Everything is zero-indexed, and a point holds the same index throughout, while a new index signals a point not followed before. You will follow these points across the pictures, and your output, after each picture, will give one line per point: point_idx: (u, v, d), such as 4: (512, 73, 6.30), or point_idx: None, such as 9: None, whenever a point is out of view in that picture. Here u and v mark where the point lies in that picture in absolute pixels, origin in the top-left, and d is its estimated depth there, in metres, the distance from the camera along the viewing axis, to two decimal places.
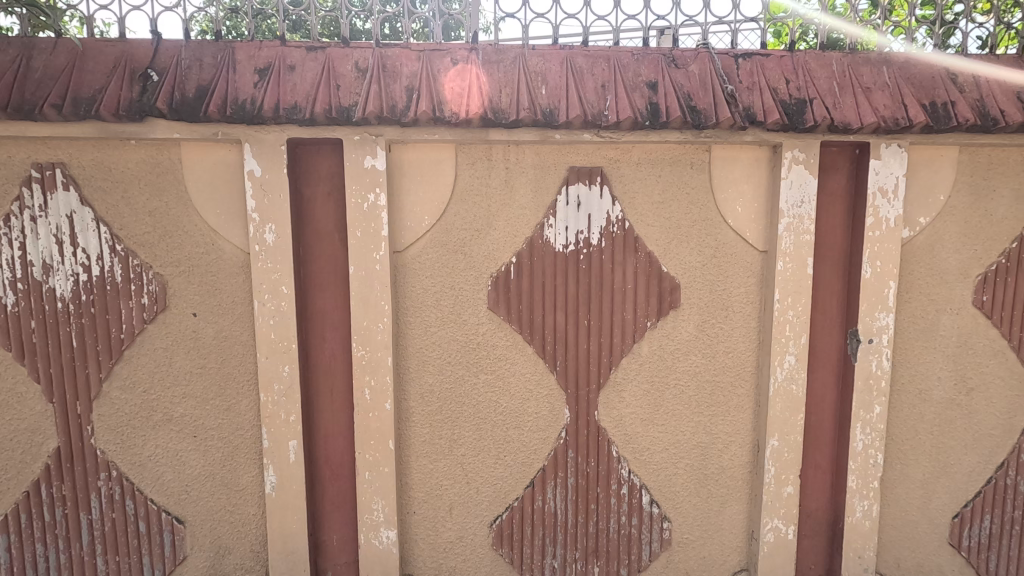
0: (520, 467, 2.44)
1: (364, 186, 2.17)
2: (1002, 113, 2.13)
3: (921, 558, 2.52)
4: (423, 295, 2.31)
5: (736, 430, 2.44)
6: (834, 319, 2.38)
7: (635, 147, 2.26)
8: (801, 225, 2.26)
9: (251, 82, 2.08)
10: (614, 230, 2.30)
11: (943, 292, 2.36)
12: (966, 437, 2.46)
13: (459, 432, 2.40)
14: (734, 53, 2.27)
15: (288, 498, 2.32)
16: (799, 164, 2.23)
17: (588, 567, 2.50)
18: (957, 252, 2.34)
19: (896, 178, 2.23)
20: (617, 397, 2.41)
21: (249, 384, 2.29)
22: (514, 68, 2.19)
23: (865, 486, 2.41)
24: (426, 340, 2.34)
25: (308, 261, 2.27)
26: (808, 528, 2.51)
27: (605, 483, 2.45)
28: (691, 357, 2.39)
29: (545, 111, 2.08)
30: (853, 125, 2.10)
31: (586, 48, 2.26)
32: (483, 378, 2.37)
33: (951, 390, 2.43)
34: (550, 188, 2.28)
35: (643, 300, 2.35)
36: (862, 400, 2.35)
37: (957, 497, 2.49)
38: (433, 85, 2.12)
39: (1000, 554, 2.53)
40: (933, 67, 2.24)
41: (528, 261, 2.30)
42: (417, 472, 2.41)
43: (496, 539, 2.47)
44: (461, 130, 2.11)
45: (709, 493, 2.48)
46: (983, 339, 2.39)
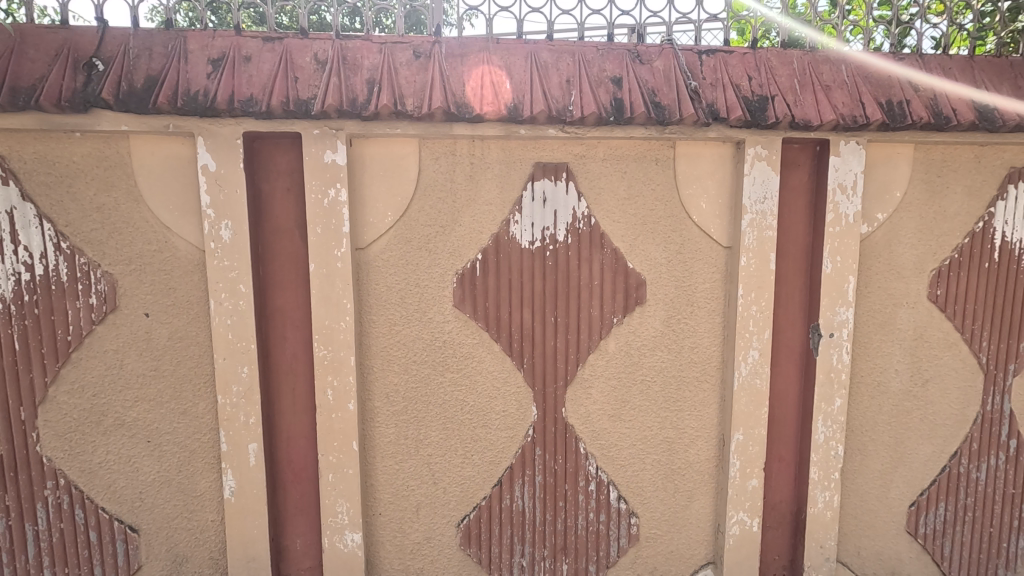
0: (488, 465, 2.41)
1: (324, 181, 2.11)
2: (955, 112, 2.19)
3: (880, 545, 2.58)
4: (387, 293, 2.27)
5: (702, 425, 2.46)
6: (797, 314, 2.41)
7: (601, 143, 2.25)
8: (764, 221, 2.29)
9: (203, 73, 2.00)
10: (580, 226, 2.29)
11: (900, 286, 2.42)
12: (922, 427, 2.53)
13: (425, 431, 2.36)
14: (698, 50, 2.28)
15: (249, 503, 2.25)
16: (762, 160, 2.25)
17: (556, 565, 2.50)
18: (913, 247, 2.40)
19: (854, 174, 2.27)
20: (584, 394, 2.40)
21: (206, 386, 2.22)
22: (478, 62, 2.16)
23: (827, 478, 2.46)
24: (391, 338, 2.30)
25: (267, 258, 2.20)
26: (773, 520, 2.54)
27: (573, 480, 2.45)
28: (657, 353, 2.40)
29: (509, 106, 2.05)
30: (814, 123, 2.12)
31: (551, 43, 2.24)
32: (449, 377, 2.34)
33: (908, 382, 2.49)
34: (515, 183, 2.25)
35: (610, 296, 2.35)
36: (823, 393, 2.40)
37: (914, 486, 2.56)
38: (395, 79, 2.08)
39: (955, 540, 2.61)
40: (890, 66, 2.29)
41: (494, 257, 2.28)
42: (382, 473, 2.37)
43: (463, 539, 2.44)
44: (424, 125, 2.07)
45: (676, 487, 2.50)
46: (938, 332, 2.46)
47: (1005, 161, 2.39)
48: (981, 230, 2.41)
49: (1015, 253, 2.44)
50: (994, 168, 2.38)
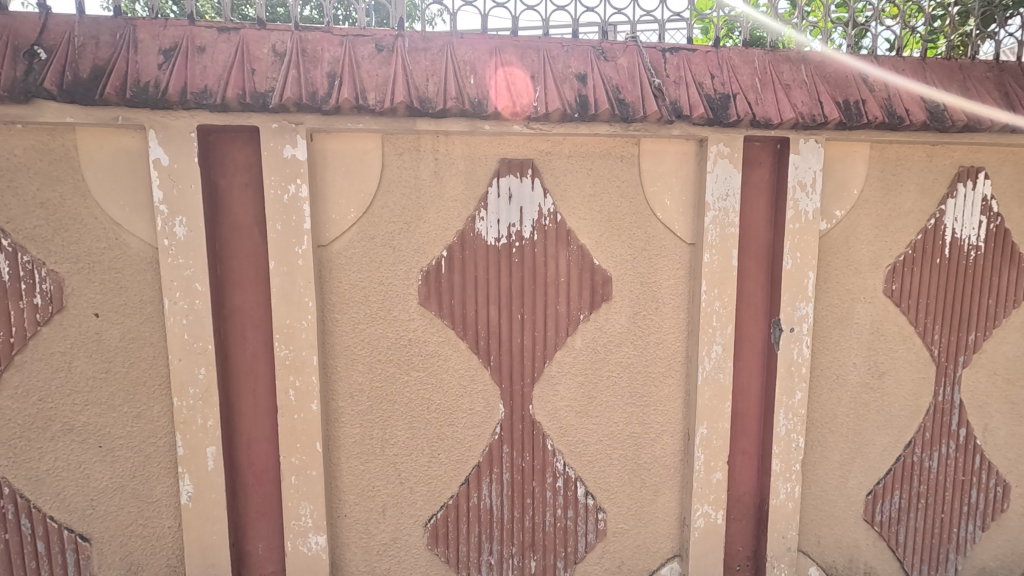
0: (455, 464, 2.39)
1: (284, 176, 2.06)
2: (908, 112, 2.25)
3: (840, 534, 2.66)
4: (351, 291, 2.22)
5: (667, 420, 2.48)
6: (759, 309, 2.45)
7: (566, 139, 2.25)
8: (726, 217, 2.32)
9: (154, 63, 1.92)
10: (546, 223, 2.29)
11: (857, 282, 2.48)
12: (879, 418, 2.60)
13: (391, 431, 2.33)
14: (662, 48, 2.30)
15: (207, 509, 2.19)
16: (724, 158, 2.28)
17: (524, 562, 2.49)
18: (869, 243, 2.46)
19: (813, 172, 2.32)
20: (551, 391, 2.40)
21: (161, 389, 2.14)
22: (442, 57, 2.13)
23: (788, 469, 2.51)
24: (355, 337, 2.26)
25: (225, 256, 2.14)
26: (737, 512, 2.59)
27: (540, 477, 2.45)
28: (623, 349, 2.41)
29: (472, 101, 2.03)
30: (774, 121, 2.16)
31: (515, 39, 2.23)
32: (415, 375, 2.31)
33: (865, 374, 2.56)
34: (480, 180, 2.24)
35: (576, 294, 2.35)
36: (784, 386, 2.44)
37: (870, 475, 2.64)
38: (356, 72, 2.03)
39: (909, 526, 2.70)
40: (847, 67, 2.34)
41: (460, 255, 2.26)
42: (347, 474, 2.33)
43: (431, 539, 2.42)
44: (386, 120, 2.03)
45: (642, 482, 2.52)
46: (893, 325, 2.54)
47: (955, 160, 2.47)
48: (933, 227, 2.49)
49: (965, 249, 2.53)
50: (945, 167, 2.47)
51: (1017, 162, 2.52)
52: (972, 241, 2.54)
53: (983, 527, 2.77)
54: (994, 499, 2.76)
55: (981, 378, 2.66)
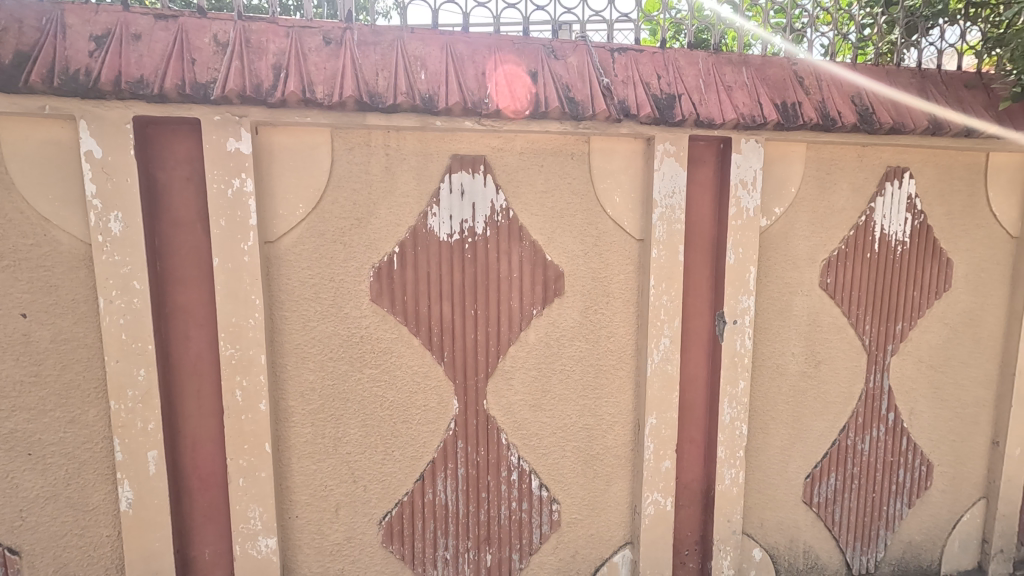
0: (410, 461, 2.39)
1: (227, 170, 2.00)
2: (841, 114, 2.37)
3: (781, 516, 2.79)
4: (300, 288, 2.18)
5: (619, 411, 2.55)
6: (705, 302, 2.54)
7: (518, 136, 2.27)
8: (673, 214, 2.39)
9: (85, 50, 1.82)
10: (498, 219, 2.31)
11: (795, 275, 2.61)
12: (816, 405, 2.74)
13: (344, 429, 2.31)
14: (610, 48, 2.34)
15: (149, 515, 2.11)
16: (670, 156, 2.35)
17: (480, 556, 2.51)
18: (807, 239, 2.59)
19: (754, 170, 2.42)
20: (505, 385, 2.43)
21: (97, 392, 2.05)
22: (393, 52, 2.11)
23: (733, 456, 2.62)
24: (305, 335, 2.22)
25: (165, 253, 2.06)
26: (685, 498, 2.68)
27: (495, 471, 2.47)
28: (575, 343, 2.46)
29: (423, 97, 2.03)
30: (716, 121, 2.24)
31: (466, 35, 2.23)
32: (368, 372, 2.29)
33: (803, 364, 2.70)
34: (433, 176, 2.23)
35: (529, 289, 2.38)
36: (728, 376, 2.55)
37: (809, 459, 2.78)
38: (303, 65, 1.99)
39: (844, 506, 2.86)
40: (785, 70, 2.46)
41: (412, 251, 2.25)
42: (298, 474, 2.29)
43: (385, 536, 2.41)
44: (335, 114, 2.00)
45: (595, 472, 2.58)
46: (828, 317, 2.68)
47: (883, 160, 2.63)
48: (864, 223, 2.64)
49: (892, 244, 2.70)
50: (875, 167, 2.62)
51: (938, 163, 2.71)
52: (899, 236, 2.70)
53: (909, 504, 2.97)
54: (919, 478, 2.96)
55: (908, 365, 2.84)
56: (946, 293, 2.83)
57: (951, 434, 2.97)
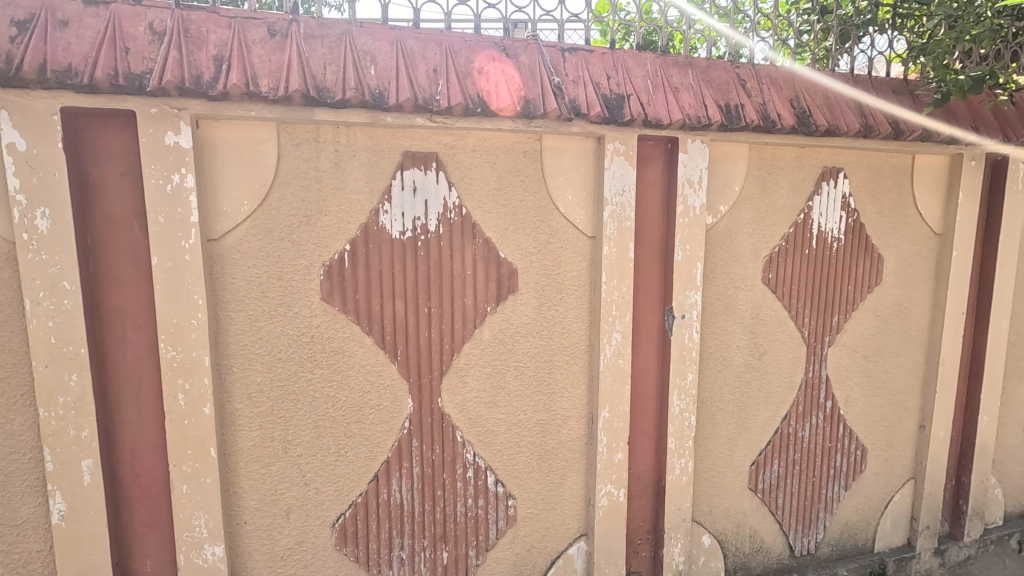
0: (364, 461, 2.36)
1: (166, 165, 1.92)
2: (780, 116, 2.47)
3: (728, 503, 2.90)
4: (246, 287, 2.12)
5: (573, 406, 2.59)
6: (655, 298, 2.61)
7: (470, 133, 2.28)
8: (623, 212, 2.45)
9: (5, 35, 1.71)
10: (451, 216, 2.30)
11: (739, 271, 2.71)
12: (760, 395, 2.87)
13: (294, 431, 2.26)
14: (561, 47, 2.37)
15: (84, 527, 2.01)
16: (620, 156, 2.40)
17: (436, 554, 2.51)
18: (750, 236, 2.70)
19: (699, 170, 2.50)
20: (460, 383, 2.43)
21: (24, 399, 1.93)
22: (341, 46, 2.07)
23: (682, 446, 2.70)
24: (252, 336, 2.15)
25: (99, 252, 1.96)
26: (638, 489, 2.75)
27: (451, 468, 2.47)
28: (530, 340, 2.49)
29: (373, 93, 2.00)
30: (663, 121, 2.30)
31: (417, 31, 2.21)
32: (319, 373, 2.25)
33: (747, 355, 2.81)
34: (384, 173, 2.21)
35: (483, 286, 2.38)
36: (677, 369, 2.63)
37: (754, 447, 2.90)
38: (246, 57, 1.93)
39: (786, 490, 3.00)
40: (728, 73, 2.54)
41: (364, 249, 2.22)
42: (246, 479, 2.23)
43: (339, 538, 2.37)
44: (281, 108, 1.95)
45: (550, 467, 2.61)
46: (770, 311, 2.80)
47: (820, 161, 2.76)
48: (803, 221, 2.77)
49: (828, 241, 2.84)
50: (812, 167, 2.75)
51: (869, 164, 2.87)
52: (835, 233, 2.85)
53: (846, 487, 3.14)
54: (855, 461, 3.14)
55: (843, 355, 3.00)
56: (878, 287, 3.00)
57: (883, 420, 3.16)
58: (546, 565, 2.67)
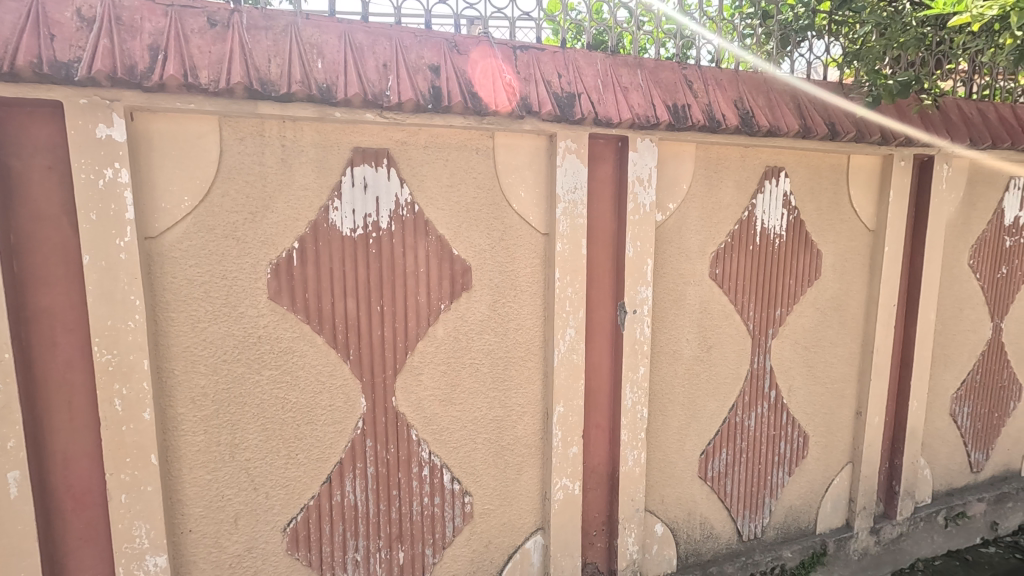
0: (316, 463, 2.31)
1: (98, 159, 1.83)
2: (725, 116, 2.55)
3: (680, 491, 2.99)
4: (188, 287, 2.04)
5: (528, 401, 2.61)
6: (607, 293, 2.66)
7: (422, 130, 2.26)
8: (575, 209, 2.48)
9: None
10: (403, 213, 2.28)
11: (688, 267, 2.80)
12: (709, 386, 2.96)
13: (242, 435, 2.19)
14: (513, 45, 2.38)
15: (12, 543, 1.89)
16: (572, 153, 2.43)
17: (392, 554, 2.48)
18: (697, 233, 2.78)
19: (649, 168, 2.56)
20: (414, 381, 2.41)
21: None
22: (286, 37, 2.01)
23: (635, 438, 2.77)
24: (195, 337, 2.08)
25: (24, 250, 1.84)
26: (593, 482, 2.80)
27: (406, 468, 2.45)
28: (484, 336, 2.49)
29: (320, 87, 1.95)
30: (613, 120, 2.34)
31: (366, 25, 2.17)
32: (267, 374, 2.19)
33: (696, 349, 2.90)
34: (333, 169, 2.16)
35: (436, 283, 2.37)
36: (629, 363, 2.69)
37: (703, 437, 3.00)
38: (184, 47, 1.84)
39: (734, 477, 3.11)
40: (675, 74, 2.60)
41: (313, 247, 2.17)
42: (191, 486, 2.14)
43: (291, 543, 2.31)
44: (222, 101, 1.89)
45: (505, 462, 2.63)
46: (717, 305, 2.90)
47: (762, 160, 2.87)
48: (747, 218, 2.88)
49: (771, 237, 2.96)
50: (755, 166, 2.86)
51: (808, 163, 3.00)
52: (777, 230, 2.97)
53: (790, 472, 3.29)
54: (798, 448, 3.29)
55: (786, 347, 3.14)
56: (817, 281, 3.15)
57: (823, 407, 3.32)
58: (503, 560, 2.69)
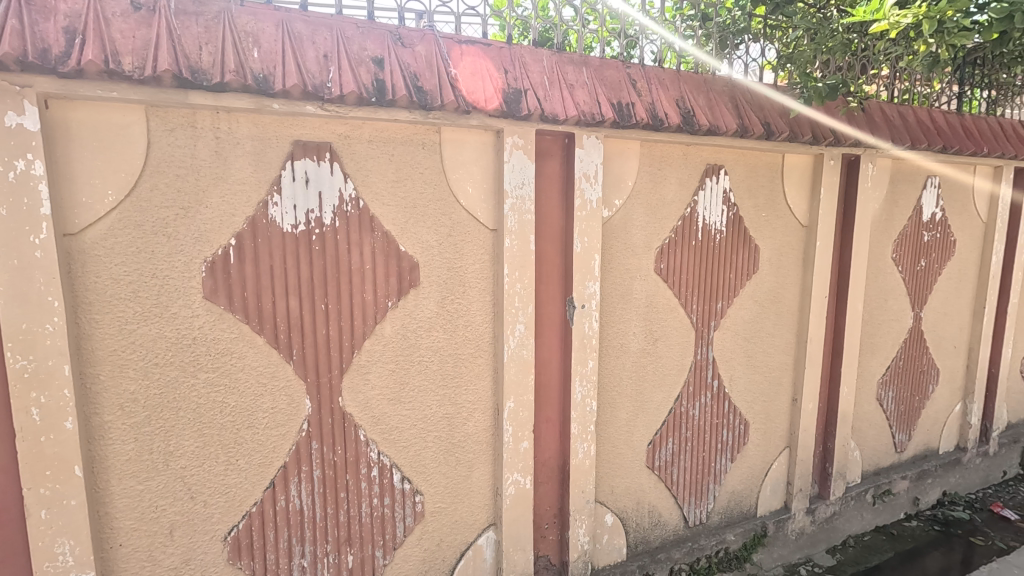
0: (258, 468, 2.23)
1: (8, 149, 1.69)
2: (667, 115, 2.62)
3: (629, 481, 3.06)
4: (114, 287, 1.92)
5: (478, 398, 2.61)
6: (556, 289, 2.69)
7: (365, 124, 2.21)
8: (523, 205, 2.49)
9: None
10: (348, 209, 2.22)
11: (634, 262, 2.86)
12: (655, 377, 3.04)
13: (177, 442, 2.08)
14: (459, 40, 2.36)
15: None
16: (519, 149, 2.44)
17: (341, 558, 2.43)
18: (643, 228, 2.85)
19: (595, 165, 2.60)
20: (362, 380, 2.36)
21: None
22: (218, 24, 1.91)
23: (585, 431, 2.81)
24: (122, 340, 1.96)
25: None
26: (544, 475, 2.83)
27: (354, 469, 2.40)
28: (434, 334, 2.47)
29: (256, 77, 1.87)
30: (560, 117, 2.36)
31: (305, 14, 2.09)
32: (203, 378, 2.09)
33: (643, 341, 2.97)
34: (272, 162, 2.09)
35: (383, 280, 2.33)
36: (578, 357, 2.73)
37: (651, 427, 3.07)
38: (105, 31, 1.73)
39: (680, 466, 3.21)
40: (619, 72, 2.65)
41: (251, 244, 2.08)
42: (120, 498, 2.02)
43: (232, 552, 2.22)
44: (148, 89, 1.79)
45: (457, 460, 2.61)
46: (662, 298, 2.98)
47: (703, 158, 2.97)
48: (689, 214, 2.97)
49: (712, 232, 3.06)
50: (697, 164, 2.95)
51: (746, 162, 3.12)
52: (717, 226, 3.08)
53: (732, 459, 3.42)
54: (739, 435, 3.43)
55: (727, 338, 3.26)
56: (755, 274, 3.28)
57: (762, 395, 3.48)
58: (455, 558, 2.68)
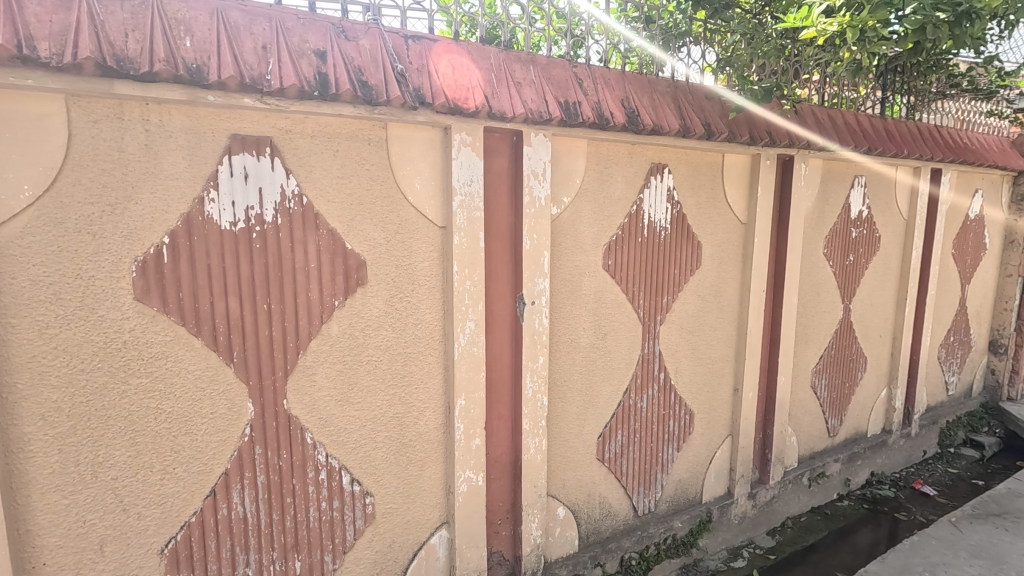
0: (197, 477, 2.14)
1: None
2: (613, 115, 2.67)
3: (580, 474, 3.12)
4: (32, 289, 1.79)
5: (428, 396, 2.59)
6: (506, 286, 2.70)
7: (309, 118, 2.15)
8: (472, 202, 2.49)
9: None
10: (290, 206, 2.16)
11: (582, 259, 2.91)
12: (605, 371, 3.11)
13: (107, 452, 1.97)
14: (404, 34, 2.33)
15: None
16: (466, 146, 2.43)
17: (287, 565, 2.36)
18: (590, 226, 2.90)
19: (543, 162, 2.62)
20: (308, 382, 2.30)
21: None
22: (146, 10, 1.81)
23: (536, 426, 2.84)
24: (42, 345, 1.83)
25: None
26: (496, 472, 2.84)
27: (300, 473, 2.34)
28: (383, 332, 2.43)
29: (189, 67, 1.79)
30: (507, 115, 2.37)
31: (242, 3, 2.01)
32: (135, 384, 1.99)
33: (592, 337, 3.03)
34: (208, 157, 2.00)
35: (329, 279, 2.27)
36: (529, 353, 2.75)
37: (601, 421, 3.14)
38: (18, 13, 1.61)
39: (629, 457, 3.30)
40: (566, 71, 2.68)
41: (186, 242, 1.99)
42: (42, 514, 1.89)
43: (170, 565, 2.12)
44: (69, 77, 1.68)
45: (408, 459, 2.59)
46: (610, 294, 3.04)
47: (648, 157, 3.05)
48: (635, 212, 3.04)
49: (657, 229, 3.15)
50: (642, 163, 3.03)
51: (688, 161, 3.23)
52: (662, 223, 3.17)
53: (678, 448, 3.54)
54: (685, 425, 3.55)
55: (672, 332, 3.37)
56: (698, 270, 3.40)
57: (706, 386, 3.61)
58: (407, 558, 2.65)
